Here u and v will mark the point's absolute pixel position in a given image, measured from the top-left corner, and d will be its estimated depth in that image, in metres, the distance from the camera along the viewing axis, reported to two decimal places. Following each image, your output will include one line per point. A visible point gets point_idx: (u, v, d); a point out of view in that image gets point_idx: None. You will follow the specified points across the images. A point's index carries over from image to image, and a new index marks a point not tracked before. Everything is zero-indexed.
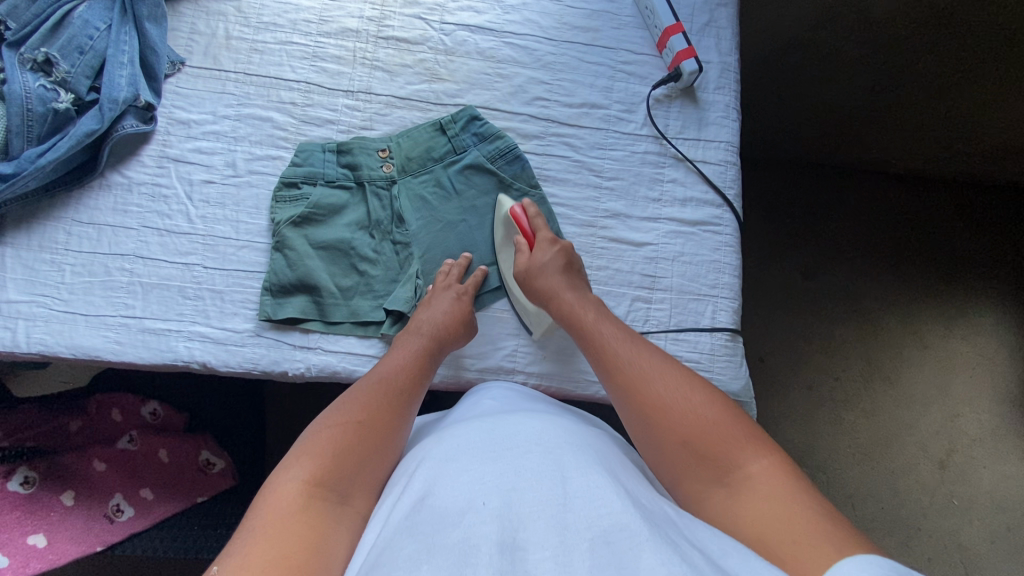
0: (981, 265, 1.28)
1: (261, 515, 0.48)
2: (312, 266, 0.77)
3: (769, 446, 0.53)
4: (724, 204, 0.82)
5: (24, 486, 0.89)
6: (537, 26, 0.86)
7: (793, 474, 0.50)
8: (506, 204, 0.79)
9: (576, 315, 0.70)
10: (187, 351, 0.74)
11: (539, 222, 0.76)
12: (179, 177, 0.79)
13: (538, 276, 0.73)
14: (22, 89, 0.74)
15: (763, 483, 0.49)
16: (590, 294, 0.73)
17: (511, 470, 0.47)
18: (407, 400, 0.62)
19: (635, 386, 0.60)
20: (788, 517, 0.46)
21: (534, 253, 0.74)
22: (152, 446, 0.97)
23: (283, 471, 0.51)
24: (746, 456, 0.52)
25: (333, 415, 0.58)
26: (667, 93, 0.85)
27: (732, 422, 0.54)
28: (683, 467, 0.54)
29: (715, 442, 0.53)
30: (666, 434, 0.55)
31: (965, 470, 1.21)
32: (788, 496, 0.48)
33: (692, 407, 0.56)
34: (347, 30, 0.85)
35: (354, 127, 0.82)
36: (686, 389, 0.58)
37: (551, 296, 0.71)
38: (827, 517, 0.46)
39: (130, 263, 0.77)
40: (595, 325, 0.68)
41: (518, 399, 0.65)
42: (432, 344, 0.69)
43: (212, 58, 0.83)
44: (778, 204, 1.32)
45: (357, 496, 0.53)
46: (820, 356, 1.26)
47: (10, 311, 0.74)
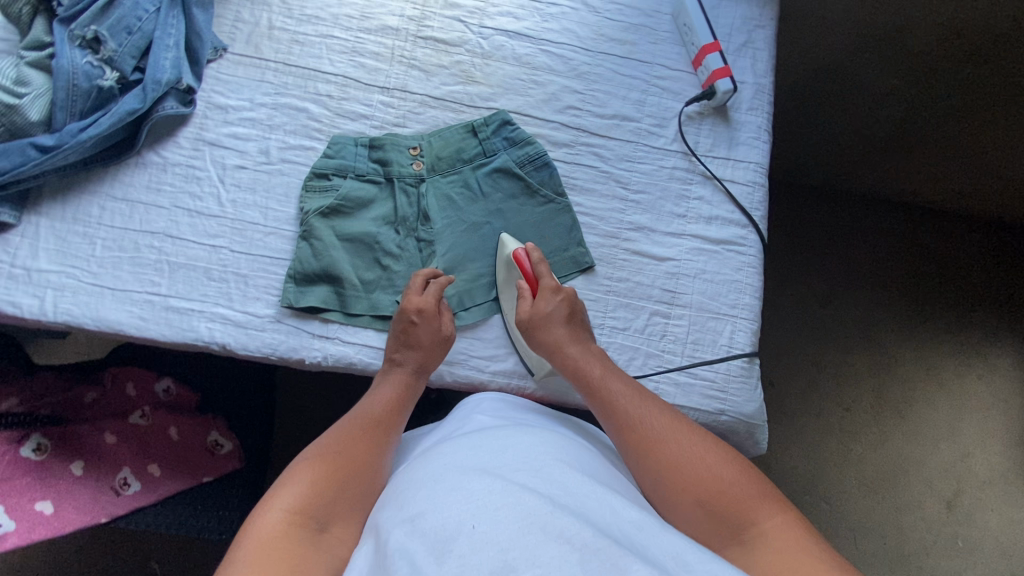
0: (1001, 302, 1.27)
1: (244, 543, 0.48)
2: (336, 258, 0.77)
3: (782, 501, 0.54)
4: (749, 225, 0.82)
5: (36, 452, 0.90)
6: (575, 36, 0.87)
7: (806, 527, 0.52)
8: (510, 246, 0.78)
9: (582, 369, 0.69)
10: (208, 332, 0.75)
11: (542, 268, 0.75)
12: (213, 161, 0.80)
13: (542, 327, 0.72)
14: (70, 65, 0.75)
15: (779, 540, 0.50)
16: (593, 346, 0.73)
17: (496, 485, 0.48)
18: (387, 432, 0.64)
19: (646, 443, 0.60)
20: (807, 571, 0.47)
21: (539, 301, 0.73)
22: (162, 423, 0.99)
23: (266, 501, 0.52)
24: (760, 513, 0.53)
25: (315, 450, 0.59)
26: (700, 110, 0.85)
27: (744, 476, 0.56)
28: (701, 529, 0.55)
29: (729, 499, 0.54)
30: (679, 494, 0.56)
31: (972, 512, 1.19)
32: (804, 550, 0.49)
33: (705, 465, 0.57)
34: (387, 28, 0.85)
35: (387, 123, 0.83)
36: (695, 446, 0.59)
37: (558, 350, 0.71)
38: (844, 568, 0.47)
39: (159, 241, 0.78)
40: (602, 380, 0.68)
41: (509, 414, 0.66)
42: (413, 375, 0.71)
43: (253, 47, 0.84)
44: (800, 229, 1.32)
45: (338, 525, 0.54)
46: (833, 386, 1.25)
47: (40, 280, 0.75)
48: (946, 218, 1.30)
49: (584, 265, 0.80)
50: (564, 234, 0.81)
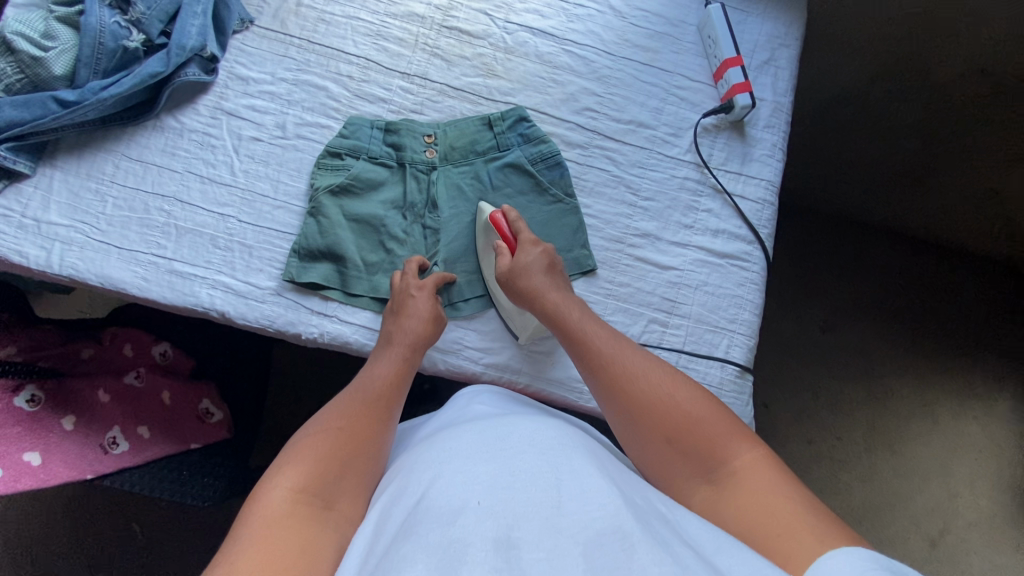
0: (1006, 345, 1.25)
1: (248, 523, 0.48)
2: (342, 237, 0.78)
3: (755, 440, 0.54)
4: (755, 242, 0.82)
5: (30, 403, 0.91)
6: (598, 39, 0.87)
7: (778, 464, 0.52)
8: (488, 210, 0.78)
9: (559, 314, 0.70)
10: (208, 299, 0.76)
11: (520, 226, 0.76)
12: (230, 130, 0.81)
13: (522, 275, 0.72)
14: (98, 23, 0.76)
15: (750, 476, 0.51)
16: (571, 293, 0.73)
17: (499, 474, 0.48)
18: (388, 408, 0.64)
19: (623, 384, 0.61)
20: (778, 507, 0.48)
21: (519, 253, 0.74)
22: (157, 386, 1.00)
23: (268, 480, 0.52)
24: (733, 450, 0.53)
25: (316, 429, 0.59)
26: (716, 123, 0.85)
27: (716, 415, 0.56)
28: (670, 463, 0.56)
29: (700, 435, 0.55)
30: (651, 430, 0.57)
31: (956, 552, 1.18)
32: (774, 488, 0.49)
33: (676, 403, 0.57)
34: (413, 14, 0.86)
35: (404, 109, 0.83)
36: (669, 385, 0.59)
37: (536, 296, 0.71)
38: (815, 509, 0.48)
39: (169, 205, 0.79)
40: (578, 324, 0.68)
41: (506, 404, 0.66)
42: (412, 354, 0.70)
43: (280, 22, 0.84)
44: (810, 253, 1.30)
45: (343, 501, 0.54)
46: (826, 412, 1.24)
47: (49, 232, 0.76)
48: (962, 258, 1.28)
49: (586, 267, 0.80)
50: (569, 235, 0.81)
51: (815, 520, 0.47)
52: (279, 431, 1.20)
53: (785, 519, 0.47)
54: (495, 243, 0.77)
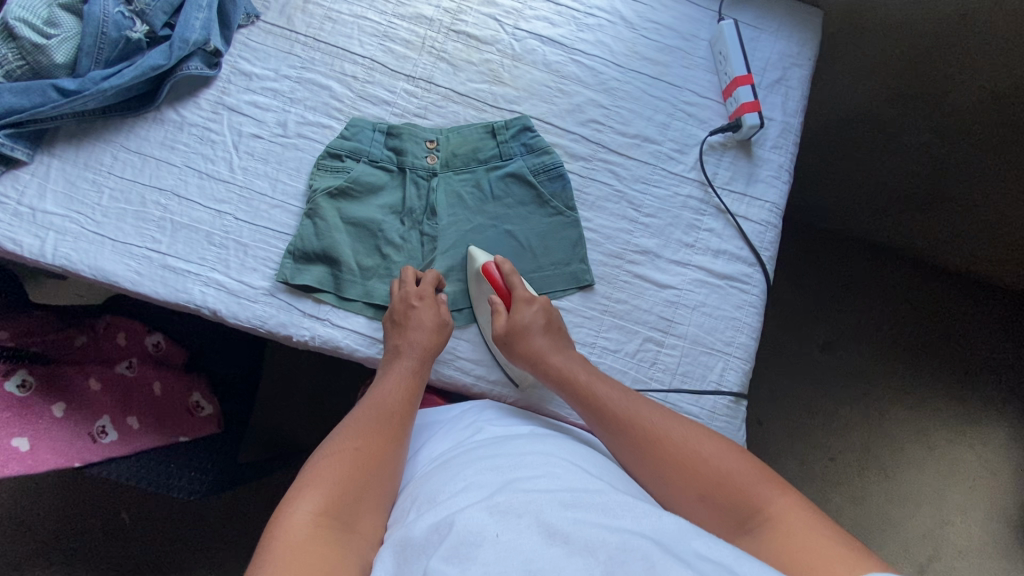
0: (1001, 370, 1.24)
1: (273, 548, 0.48)
2: (338, 240, 0.77)
3: (782, 480, 0.56)
4: (757, 264, 0.81)
5: (20, 388, 0.89)
6: (607, 50, 0.86)
7: (810, 506, 0.53)
8: (478, 257, 0.77)
9: (566, 375, 0.69)
10: (201, 296, 0.76)
11: (514, 280, 0.74)
12: (230, 126, 0.80)
13: (520, 337, 0.71)
14: (101, 12, 0.75)
15: (787, 517, 0.52)
16: (573, 352, 0.73)
17: (516, 497, 0.48)
18: (402, 422, 0.64)
19: (646, 442, 0.61)
20: (819, 545, 0.49)
21: (513, 314, 0.72)
22: (148, 376, 1.00)
23: (289, 504, 0.52)
24: (767, 492, 0.54)
25: (333, 448, 0.59)
26: (723, 141, 0.84)
27: (742, 462, 0.57)
28: (708, 518, 0.56)
29: (730, 484, 0.55)
30: (682, 486, 0.57)
31: None
32: (810, 527, 0.50)
33: (702, 460, 0.58)
34: (421, 16, 0.85)
35: (408, 112, 0.82)
36: (690, 438, 0.60)
37: (539, 359, 0.70)
38: (850, 543, 0.49)
39: (166, 199, 0.78)
40: (591, 381, 0.68)
41: (516, 426, 0.67)
42: (422, 365, 0.70)
43: (285, 18, 0.83)
44: (810, 274, 1.30)
45: (363, 522, 0.54)
46: (819, 432, 1.23)
47: (44, 221, 0.76)
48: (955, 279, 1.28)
49: (583, 282, 0.79)
50: (568, 248, 0.80)
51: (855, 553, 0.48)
52: (268, 426, 1.19)
53: (831, 559, 0.47)
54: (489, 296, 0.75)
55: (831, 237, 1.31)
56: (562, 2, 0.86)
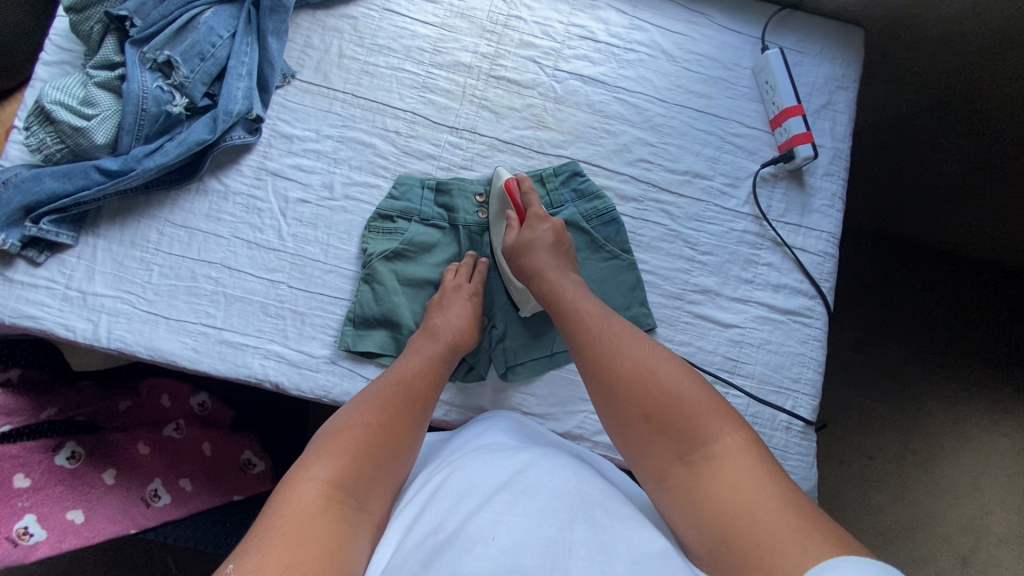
0: None
1: (278, 513, 0.47)
2: (397, 303, 0.76)
3: (739, 421, 0.53)
4: (818, 296, 0.80)
5: (71, 460, 0.88)
6: (651, 85, 0.84)
7: (761, 452, 0.50)
8: (502, 175, 0.78)
9: (553, 293, 0.69)
10: (262, 370, 0.74)
11: (531, 198, 0.75)
12: (276, 192, 0.78)
13: (528, 250, 0.72)
14: (140, 89, 0.73)
15: (729, 462, 0.49)
16: (573, 274, 0.72)
17: (526, 497, 0.48)
18: (421, 408, 0.62)
19: (605, 363, 0.59)
20: (756, 502, 0.46)
21: (527, 229, 0.73)
22: (197, 438, 0.99)
23: (302, 470, 0.51)
24: (716, 430, 0.51)
25: (354, 415, 0.58)
26: (775, 172, 0.83)
27: (701, 394, 0.54)
28: (649, 446, 0.54)
29: (681, 412, 0.53)
30: (630, 407, 0.55)
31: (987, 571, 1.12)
32: (753, 476, 0.48)
33: (659, 377, 0.55)
34: (459, 64, 0.83)
35: (454, 165, 0.81)
36: (655, 362, 0.57)
37: (537, 276, 0.71)
38: (793, 504, 0.46)
39: (216, 272, 0.76)
40: (568, 300, 0.67)
41: (528, 438, 0.65)
42: (448, 351, 0.69)
43: (322, 75, 0.81)
44: (853, 280, 1.26)
45: (372, 503, 0.53)
46: (858, 433, 1.20)
47: (96, 304, 0.74)
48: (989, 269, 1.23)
49: (646, 327, 0.78)
50: (627, 292, 0.79)
51: (793, 515, 0.45)
52: None
53: (762, 518, 0.45)
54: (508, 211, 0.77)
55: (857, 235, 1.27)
56: (601, 39, 0.85)
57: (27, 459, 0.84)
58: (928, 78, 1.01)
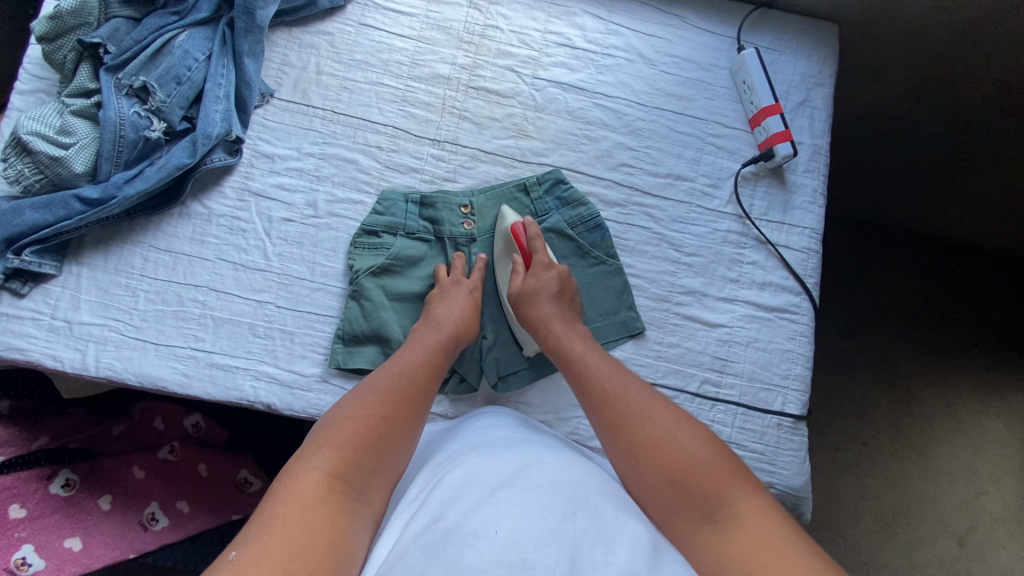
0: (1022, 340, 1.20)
1: (278, 503, 0.48)
2: (386, 318, 0.76)
3: (756, 486, 0.54)
4: (803, 292, 0.81)
5: (65, 488, 0.88)
6: (629, 90, 0.85)
7: (780, 514, 0.51)
8: (508, 218, 0.78)
9: (564, 346, 0.70)
10: (253, 391, 0.74)
11: (537, 243, 0.76)
12: (259, 213, 0.78)
13: (532, 300, 0.73)
14: (117, 115, 0.73)
15: (751, 522, 0.49)
16: (580, 326, 0.73)
17: (531, 492, 0.49)
18: (422, 400, 0.62)
19: (623, 423, 0.60)
20: (781, 555, 0.46)
21: (532, 277, 0.75)
22: (192, 458, 0.97)
23: (303, 460, 0.52)
24: (735, 493, 0.52)
25: (356, 406, 0.58)
26: (756, 171, 0.83)
27: (719, 458, 0.55)
28: (671, 506, 0.54)
29: (702, 476, 0.54)
30: (649, 469, 0.56)
31: (983, 550, 1.13)
32: (775, 534, 0.48)
33: (677, 444, 0.56)
34: (438, 76, 0.83)
35: (437, 178, 0.81)
36: (672, 425, 0.59)
37: (543, 324, 0.71)
38: (819, 559, 0.46)
39: (203, 295, 0.76)
40: (583, 357, 0.68)
41: (532, 432, 0.65)
42: (449, 342, 0.70)
43: (301, 93, 0.81)
44: (841, 270, 1.26)
45: (373, 495, 0.53)
46: (851, 421, 1.21)
47: (82, 333, 0.74)
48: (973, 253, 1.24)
49: (635, 330, 0.78)
50: (614, 298, 0.79)
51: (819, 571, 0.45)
52: None
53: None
54: (512, 256, 0.78)
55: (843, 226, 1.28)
56: (578, 45, 0.85)
57: (22, 490, 0.84)
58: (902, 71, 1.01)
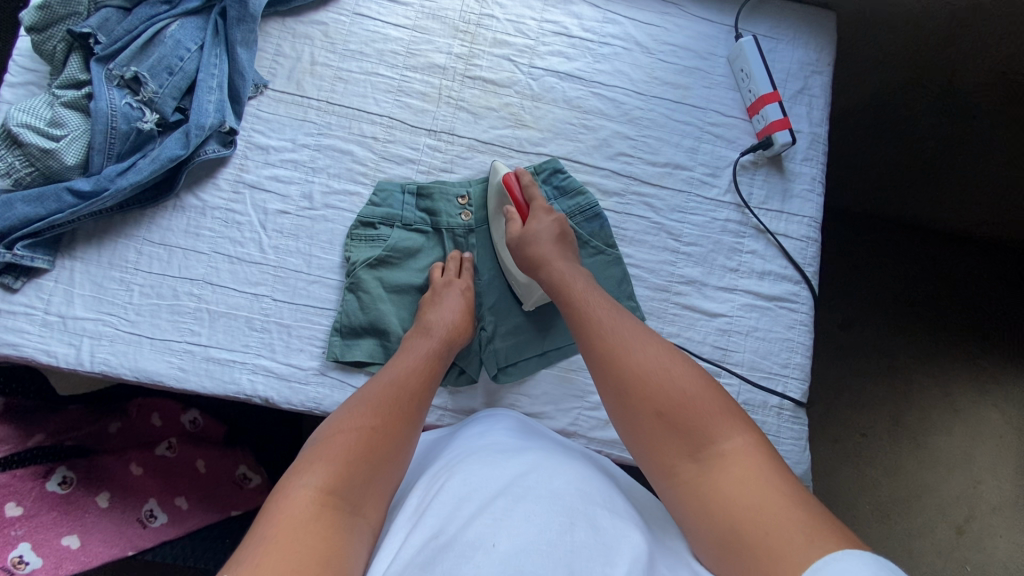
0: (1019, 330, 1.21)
1: (271, 522, 0.47)
2: (384, 310, 0.75)
3: (748, 424, 0.53)
4: (803, 281, 0.80)
5: (62, 485, 0.88)
6: (627, 78, 0.84)
7: (768, 453, 0.50)
8: (501, 170, 0.78)
9: (562, 283, 0.69)
10: (250, 385, 0.73)
11: (533, 191, 0.76)
12: (254, 205, 0.77)
13: (530, 243, 0.72)
14: (109, 107, 0.72)
15: (737, 463, 0.49)
16: (578, 266, 0.72)
17: (527, 501, 0.48)
18: (416, 408, 0.62)
19: (617, 358, 0.59)
20: (763, 499, 0.46)
21: (529, 223, 0.74)
22: (190, 456, 0.97)
23: (295, 478, 0.51)
24: (723, 432, 0.51)
25: (348, 419, 0.57)
26: (754, 159, 0.83)
27: (711, 394, 0.54)
28: (659, 439, 0.53)
29: (692, 411, 0.53)
30: (641, 403, 0.55)
31: (982, 538, 1.14)
32: (760, 475, 0.48)
33: (671, 379, 0.55)
34: (434, 66, 0.82)
35: (434, 168, 0.80)
36: (667, 360, 0.57)
37: (540, 265, 0.71)
38: (799, 500, 0.46)
39: (199, 288, 0.75)
40: (579, 295, 0.67)
41: (529, 435, 0.65)
42: (442, 349, 0.69)
43: (295, 83, 0.81)
44: (841, 259, 1.26)
45: (368, 507, 0.53)
46: (850, 411, 1.21)
47: (76, 327, 0.73)
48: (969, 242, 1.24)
49: None
50: (614, 286, 0.78)
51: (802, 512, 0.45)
52: None
53: (777, 519, 0.45)
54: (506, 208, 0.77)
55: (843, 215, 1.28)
56: (575, 34, 0.85)
57: (19, 488, 0.84)
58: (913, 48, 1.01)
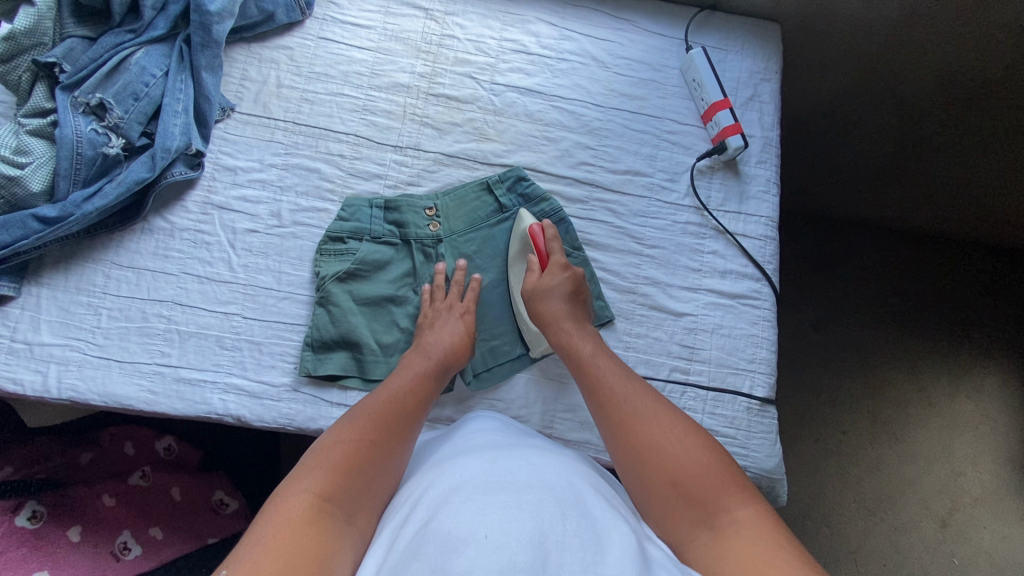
0: (984, 324, 1.25)
1: (269, 523, 0.49)
2: (355, 323, 0.76)
3: (757, 499, 0.54)
4: (763, 278, 0.83)
5: (32, 520, 0.85)
6: (584, 91, 0.87)
7: (778, 526, 0.51)
8: (524, 220, 0.79)
9: (572, 345, 0.71)
10: (222, 404, 0.73)
11: (554, 246, 0.78)
12: (223, 225, 0.78)
13: (542, 297, 0.75)
14: (74, 133, 0.73)
15: (747, 530, 0.50)
16: (590, 328, 0.74)
17: (520, 492, 0.49)
18: (411, 420, 0.62)
19: (625, 423, 0.62)
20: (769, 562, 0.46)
21: (545, 275, 0.76)
22: (164, 484, 0.94)
23: (292, 483, 0.52)
24: (731, 503, 0.53)
25: (345, 429, 0.58)
26: (710, 164, 0.86)
27: (720, 466, 0.56)
28: (670, 507, 0.55)
29: (700, 483, 0.54)
30: (655, 473, 0.57)
31: (966, 530, 1.16)
32: (771, 544, 0.48)
33: (678, 448, 0.57)
34: (398, 85, 0.85)
35: (401, 182, 0.82)
36: (679, 433, 0.59)
37: (553, 322, 0.73)
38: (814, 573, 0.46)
39: (168, 309, 0.75)
40: (592, 359, 0.70)
41: (516, 435, 0.65)
42: (436, 368, 0.69)
43: (261, 106, 0.83)
44: (808, 260, 1.30)
45: (362, 516, 0.53)
46: (827, 408, 1.23)
47: (43, 354, 0.72)
48: (932, 243, 1.29)
49: (604, 318, 0.79)
50: None
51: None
52: None
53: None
54: (528, 256, 0.80)
55: (805, 219, 1.33)
56: (533, 51, 0.88)
57: None
58: (848, 61, 1.04)
